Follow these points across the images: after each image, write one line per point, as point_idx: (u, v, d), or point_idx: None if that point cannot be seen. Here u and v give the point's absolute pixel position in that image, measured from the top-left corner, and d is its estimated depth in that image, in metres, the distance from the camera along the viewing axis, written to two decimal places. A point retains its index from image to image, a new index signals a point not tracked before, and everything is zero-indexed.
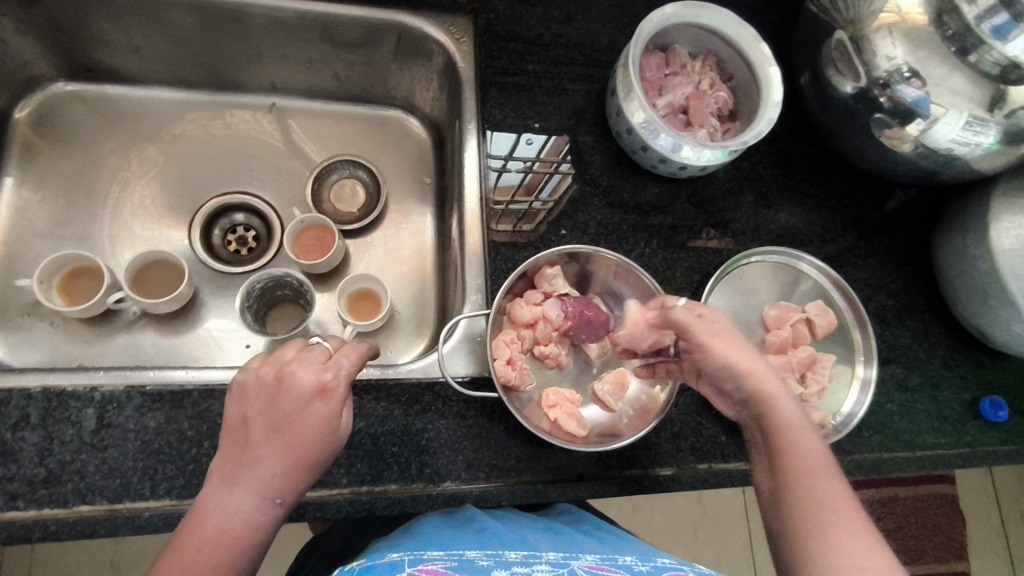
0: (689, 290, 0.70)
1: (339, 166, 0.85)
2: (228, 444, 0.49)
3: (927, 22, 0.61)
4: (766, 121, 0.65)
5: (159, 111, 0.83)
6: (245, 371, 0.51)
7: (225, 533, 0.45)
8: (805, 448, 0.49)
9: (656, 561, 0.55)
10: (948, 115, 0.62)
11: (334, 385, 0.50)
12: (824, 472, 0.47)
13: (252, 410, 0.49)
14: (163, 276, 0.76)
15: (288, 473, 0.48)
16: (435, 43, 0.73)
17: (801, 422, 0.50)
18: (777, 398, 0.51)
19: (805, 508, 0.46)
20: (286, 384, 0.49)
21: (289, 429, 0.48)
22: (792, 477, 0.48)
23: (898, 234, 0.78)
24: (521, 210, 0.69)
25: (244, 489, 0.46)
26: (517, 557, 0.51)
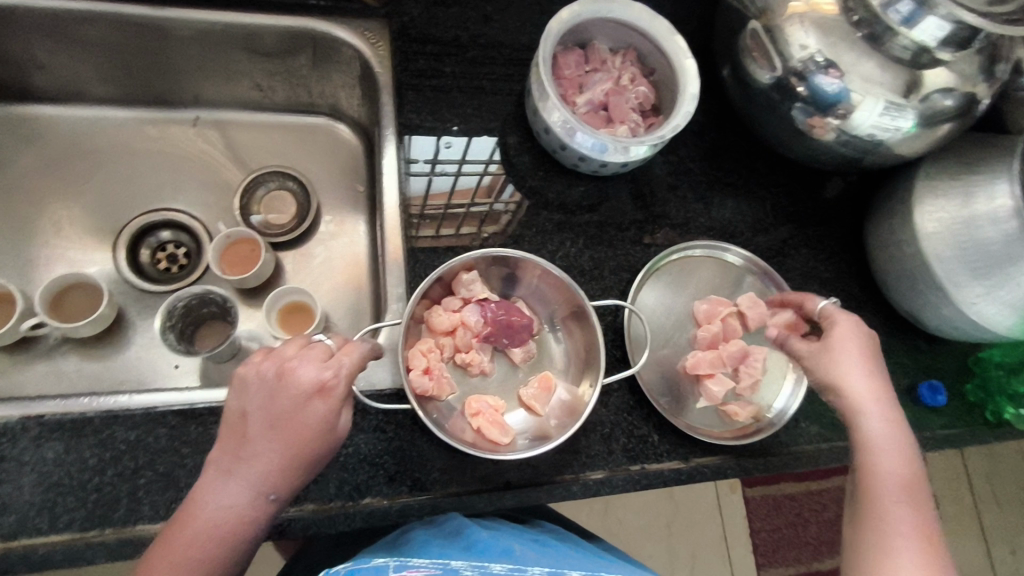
0: (618, 288, 0.69)
1: (267, 178, 0.83)
2: (227, 436, 0.49)
3: (836, 12, 0.61)
4: (683, 114, 0.64)
5: (77, 129, 0.81)
6: (248, 364, 0.49)
7: (219, 526, 0.46)
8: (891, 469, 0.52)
9: None
10: (865, 102, 0.62)
11: (333, 384, 0.49)
12: (905, 497, 0.51)
13: (252, 404, 0.48)
14: (84, 298, 0.73)
15: (283, 471, 0.47)
16: (351, 49, 0.72)
17: (892, 444, 0.53)
18: (872, 418, 0.54)
19: (877, 524, 0.50)
20: (286, 381, 0.48)
21: (286, 427, 0.47)
22: (871, 495, 0.52)
23: (830, 221, 0.78)
24: (484, 212, 0.69)
25: (240, 484, 0.47)
26: (502, 571, 0.52)
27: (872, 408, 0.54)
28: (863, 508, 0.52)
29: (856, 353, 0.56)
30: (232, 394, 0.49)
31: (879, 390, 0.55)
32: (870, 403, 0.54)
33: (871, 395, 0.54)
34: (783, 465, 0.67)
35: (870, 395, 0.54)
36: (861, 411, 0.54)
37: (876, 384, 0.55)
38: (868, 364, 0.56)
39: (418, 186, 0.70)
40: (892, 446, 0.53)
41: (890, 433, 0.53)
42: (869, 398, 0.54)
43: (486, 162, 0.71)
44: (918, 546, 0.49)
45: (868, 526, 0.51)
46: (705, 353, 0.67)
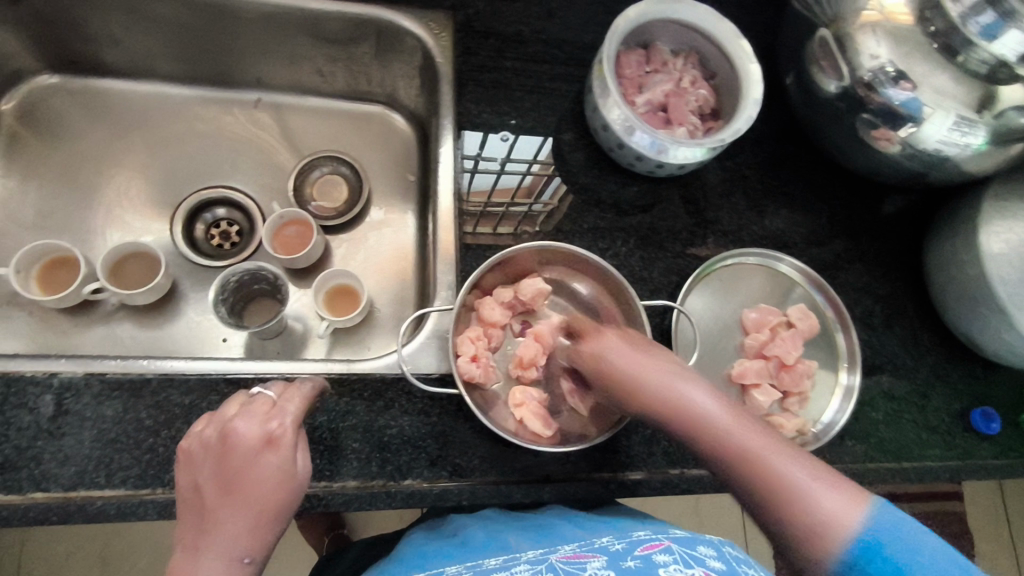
0: (666, 290, 0.68)
1: (321, 162, 0.85)
2: (186, 516, 0.47)
3: (912, 22, 0.60)
4: (745, 119, 0.64)
5: (144, 105, 0.83)
6: (190, 438, 0.49)
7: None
8: (737, 430, 0.46)
9: (632, 535, 0.53)
10: (936, 116, 0.60)
11: (281, 433, 0.49)
12: (773, 445, 0.45)
13: (202, 475, 0.48)
14: (141, 268, 0.76)
15: (253, 530, 0.46)
16: (414, 38, 0.73)
17: (721, 407, 0.47)
18: (692, 393, 0.48)
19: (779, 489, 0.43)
20: (231, 443, 0.48)
21: (242, 487, 0.46)
22: (747, 470, 0.45)
23: (888, 236, 0.76)
24: (521, 213, 0.69)
25: (211, 555, 0.44)
26: (497, 563, 0.51)
27: (686, 385, 0.48)
28: (753, 487, 0.44)
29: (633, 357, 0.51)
30: (180, 472, 0.49)
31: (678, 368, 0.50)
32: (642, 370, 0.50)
33: (661, 376, 0.49)
34: None
35: (662, 377, 0.49)
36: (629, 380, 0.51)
37: (656, 360, 0.50)
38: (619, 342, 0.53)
39: (477, 182, 0.72)
40: (725, 413, 0.47)
41: (706, 402, 0.47)
42: (666, 381, 0.49)
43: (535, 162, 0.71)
44: (820, 480, 0.43)
45: (770, 495, 0.43)
46: (754, 362, 0.66)
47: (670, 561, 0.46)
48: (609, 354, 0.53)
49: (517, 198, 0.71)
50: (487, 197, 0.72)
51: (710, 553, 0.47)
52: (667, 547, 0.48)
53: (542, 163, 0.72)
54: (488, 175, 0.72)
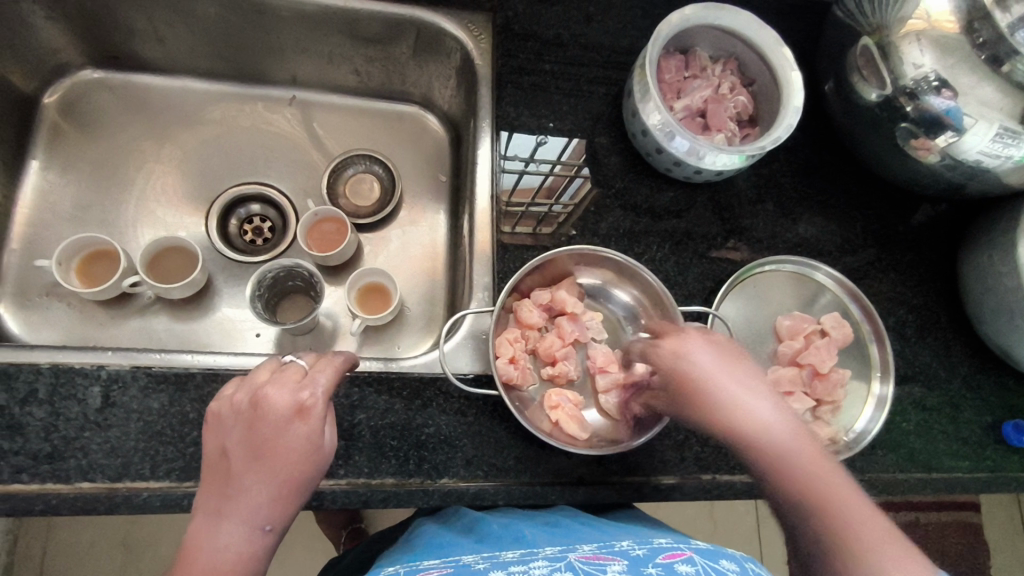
0: (700, 296, 0.69)
1: (355, 160, 0.85)
2: (209, 477, 0.47)
3: (958, 31, 0.59)
4: (785, 126, 0.64)
5: (181, 100, 0.84)
6: (221, 400, 0.49)
7: (219, 569, 0.43)
8: (812, 469, 0.44)
9: (654, 543, 0.52)
10: (978, 127, 0.59)
11: (312, 404, 0.49)
12: (849, 493, 0.44)
13: (231, 440, 0.48)
14: (178, 262, 0.77)
15: (276, 499, 0.46)
16: (454, 40, 0.74)
17: (799, 441, 0.45)
18: (770, 420, 0.46)
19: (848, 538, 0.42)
20: (262, 409, 0.48)
21: (269, 456, 0.46)
22: (819, 512, 0.43)
23: (921, 247, 0.75)
24: (541, 213, 0.69)
25: (234, 521, 0.45)
26: (514, 557, 0.50)
27: (767, 410, 0.46)
28: (819, 528, 0.43)
29: (710, 369, 0.48)
30: (209, 433, 0.49)
31: (756, 385, 0.48)
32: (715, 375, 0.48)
33: (736, 389, 0.47)
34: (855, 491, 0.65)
35: (744, 400, 0.47)
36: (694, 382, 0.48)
37: (735, 373, 0.48)
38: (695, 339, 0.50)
39: (522, 182, 0.70)
40: (803, 447, 0.45)
41: (784, 432, 0.45)
42: (745, 400, 0.47)
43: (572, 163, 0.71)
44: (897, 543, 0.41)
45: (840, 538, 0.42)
46: (787, 370, 0.66)
47: (692, 572, 0.44)
48: (682, 360, 0.49)
49: (555, 198, 0.69)
50: (532, 196, 0.70)
51: (734, 568, 0.45)
52: (690, 557, 0.46)
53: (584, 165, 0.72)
54: (535, 176, 0.70)
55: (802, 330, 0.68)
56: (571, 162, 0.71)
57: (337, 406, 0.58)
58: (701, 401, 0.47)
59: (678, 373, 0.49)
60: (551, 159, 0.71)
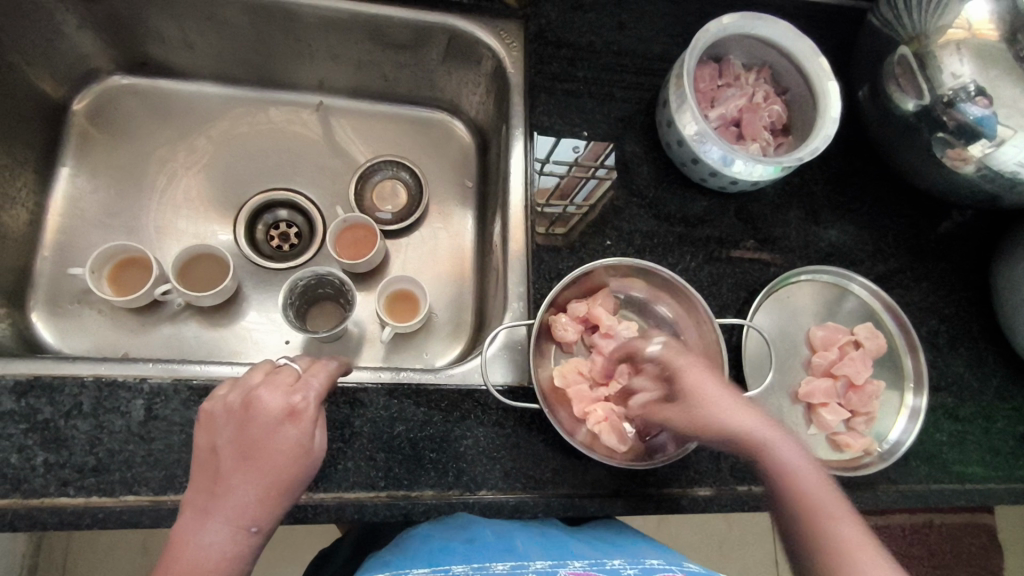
0: (734, 306, 0.69)
1: (382, 166, 0.85)
2: (198, 475, 0.47)
3: (999, 39, 0.58)
4: (822, 137, 0.63)
5: (206, 106, 0.84)
6: (213, 399, 0.49)
7: (202, 568, 0.43)
8: (811, 490, 0.48)
9: (646, 563, 0.53)
10: (1017, 137, 0.59)
11: (304, 407, 0.49)
12: (845, 512, 0.47)
13: (220, 439, 0.48)
14: (208, 269, 0.77)
15: (263, 501, 0.46)
16: (486, 48, 0.74)
17: (804, 465, 0.49)
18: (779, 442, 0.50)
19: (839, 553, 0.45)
20: (253, 411, 0.48)
21: (256, 458, 0.46)
22: (810, 528, 0.46)
23: (953, 257, 0.75)
24: (555, 214, 0.69)
25: (219, 520, 0.45)
26: (505, 569, 0.51)
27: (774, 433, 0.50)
28: (810, 543, 0.46)
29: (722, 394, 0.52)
30: (199, 431, 0.48)
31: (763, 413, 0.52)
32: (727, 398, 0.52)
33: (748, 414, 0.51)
34: (889, 502, 0.65)
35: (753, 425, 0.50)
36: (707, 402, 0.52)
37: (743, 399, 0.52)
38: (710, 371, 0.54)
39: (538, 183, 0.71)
40: (805, 473, 0.48)
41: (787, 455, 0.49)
42: (754, 421, 0.50)
43: (596, 165, 0.71)
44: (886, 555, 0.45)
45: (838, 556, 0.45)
46: (821, 381, 0.66)
47: None
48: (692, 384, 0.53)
49: (569, 200, 0.70)
50: (548, 197, 0.70)
51: None
52: None
53: (603, 166, 0.71)
54: (552, 177, 0.71)
55: (834, 339, 0.68)
56: (587, 163, 0.71)
57: (378, 418, 0.58)
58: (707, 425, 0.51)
59: (690, 393, 0.52)
60: (569, 160, 0.71)
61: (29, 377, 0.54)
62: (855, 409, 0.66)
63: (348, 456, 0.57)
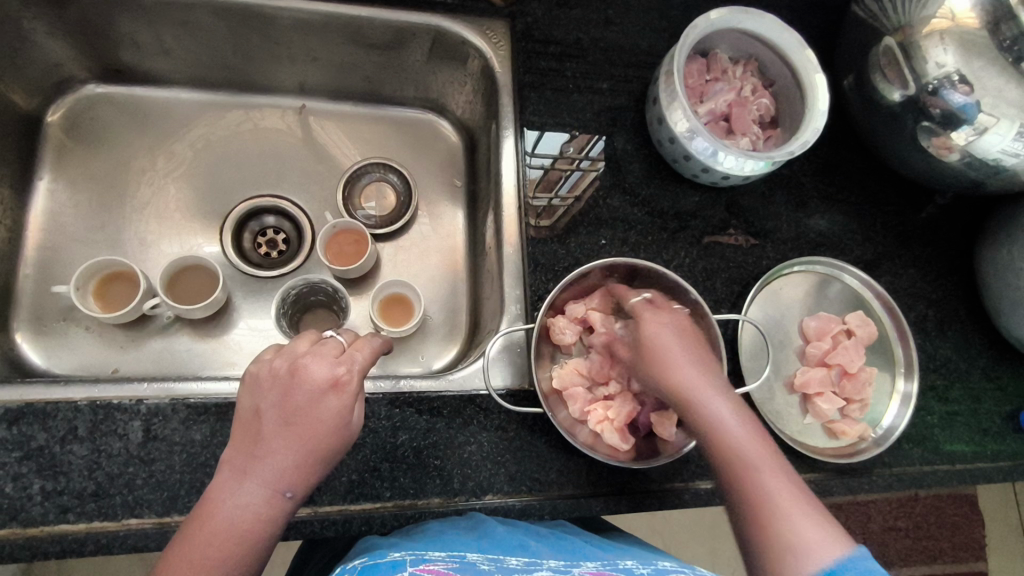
0: (728, 300, 0.69)
1: (370, 169, 0.84)
2: (238, 435, 0.46)
3: (980, 27, 0.58)
4: (812, 130, 0.64)
5: (186, 112, 0.83)
6: (259, 363, 0.48)
7: (238, 527, 0.42)
8: (749, 445, 0.47)
9: (657, 564, 0.53)
10: (999, 126, 0.59)
11: (347, 380, 0.48)
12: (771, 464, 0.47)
13: (264, 403, 0.46)
14: (197, 282, 0.76)
15: (302, 467, 0.45)
16: (472, 48, 0.73)
17: (732, 423, 0.48)
18: (717, 400, 0.49)
19: (761, 501, 0.45)
20: (299, 378, 0.46)
21: (300, 423, 0.45)
22: (741, 478, 0.46)
23: (938, 242, 0.77)
24: (541, 206, 0.69)
25: (257, 483, 0.43)
26: (519, 564, 0.50)
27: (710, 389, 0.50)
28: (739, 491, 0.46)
29: (673, 342, 0.52)
30: (244, 394, 0.47)
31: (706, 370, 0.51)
32: (668, 348, 0.52)
33: (691, 370, 0.50)
34: (883, 485, 0.67)
35: (696, 377, 0.50)
36: (653, 348, 0.52)
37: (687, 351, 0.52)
38: (666, 320, 0.54)
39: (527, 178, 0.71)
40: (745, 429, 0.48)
41: (722, 410, 0.49)
42: (692, 373, 0.50)
43: (581, 156, 0.71)
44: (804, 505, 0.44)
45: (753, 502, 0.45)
46: (817, 370, 0.67)
47: None
48: (651, 331, 0.53)
49: (555, 191, 0.70)
50: (534, 190, 0.70)
51: None
52: None
53: (589, 159, 0.71)
54: (539, 169, 0.70)
55: (834, 330, 0.69)
56: (574, 155, 0.71)
57: (381, 429, 0.58)
58: (657, 367, 0.52)
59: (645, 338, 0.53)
60: (555, 152, 0.71)
61: (21, 404, 0.53)
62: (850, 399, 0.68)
63: (352, 468, 0.56)
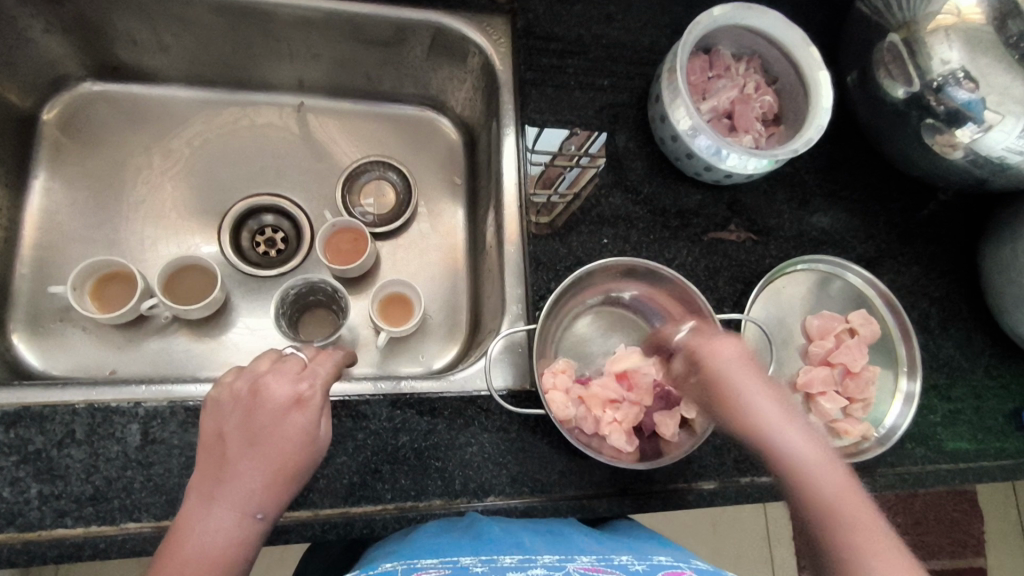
0: (731, 299, 0.69)
1: (369, 167, 0.83)
2: (203, 462, 0.46)
3: (984, 22, 0.58)
4: (816, 127, 0.63)
5: (183, 110, 0.82)
6: (220, 387, 0.48)
7: (208, 554, 0.42)
8: (831, 483, 0.46)
9: (653, 559, 0.52)
10: (1004, 123, 0.58)
11: (310, 395, 0.48)
12: (858, 504, 0.45)
13: (228, 425, 0.47)
14: (195, 281, 0.75)
15: (270, 487, 0.45)
16: (473, 45, 0.72)
17: (813, 459, 0.47)
18: (795, 438, 0.48)
19: (849, 546, 0.44)
20: (260, 399, 0.47)
21: (266, 442, 0.45)
22: (825, 516, 0.45)
23: (942, 240, 0.76)
24: (541, 203, 0.68)
25: (226, 506, 0.43)
26: (513, 563, 0.48)
27: (786, 424, 0.49)
28: (821, 528, 0.45)
29: (743, 375, 0.51)
30: (207, 418, 0.47)
31: (781, 405, 0.50)
32: (742, 380, 0.51)
33: (763, 404, 0.50)
34: (886, 485, 0.67)
35: (767, 410, 0.50)
36: (721, 377, 0.52)
37: (758, 383, 0.51)
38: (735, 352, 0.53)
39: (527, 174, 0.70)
40: (828, 470, 0.47)
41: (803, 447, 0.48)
42: (763, 407, 0.50)
43: (580, 153, 0.70)
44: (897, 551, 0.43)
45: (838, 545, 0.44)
46: (819, 370, 0.67)
47: None
48: (719, 359, 0.52)
49: (554, 188, 0.69)
50: (534, 186, 0.69)
51: None
52: None
53: (588, 155, 0.70)
54: (538, 165, 0.70)
55: (832, 329, 0.69)
56: (573, 152, 0.70)
57: (381, 430, 0.57)
58: (730, 405, 0.51)
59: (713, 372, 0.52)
60: (554, 149, 0.70)
61: (17, 407, 0.52)
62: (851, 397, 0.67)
63: (353, 469, 0.56)
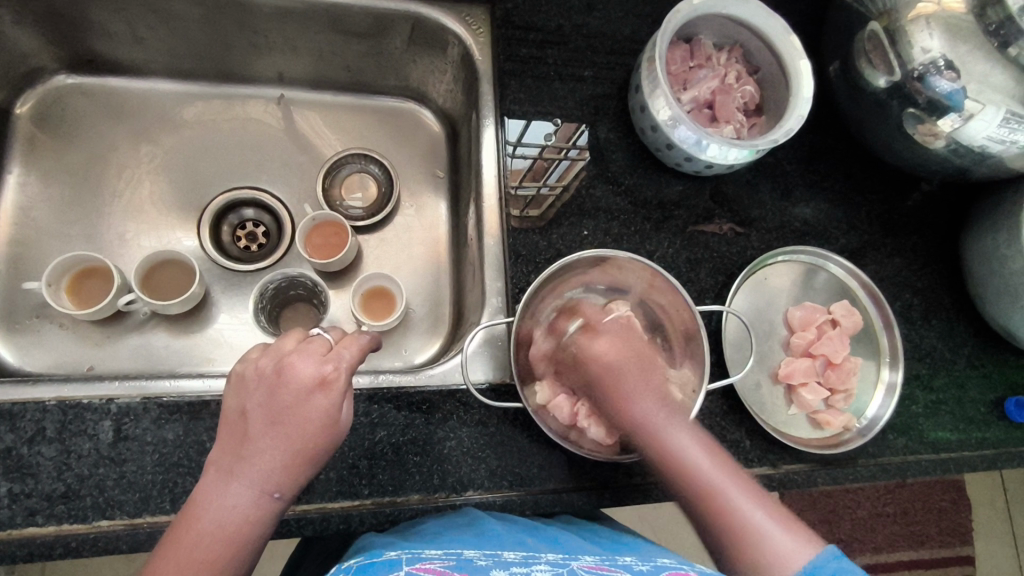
0: (713, 291, 0.69)
1: (350, 160, 0.82)
2: (225, 437, 0.45)
3: (966, 11, 0.58)
4: (796, 117, 0.63)
5: (161, 103, 0.81)
6: (244, 362, 0.47)
7: (225, 529, 0.42)
8: (714, 473, 0.50)
9: (657, 560, 0.51)
10: (984, 112, 0.58)
11: (335, 377, 0.46)
12: (742, 486, 0.49)
13: (252, 402, 0.45)
14: (174, 277, 0.74)
15: (290, 468, 0.44)
16: (452, 35, 0.71)
17: (697, 450, 0.51)
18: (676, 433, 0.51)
19: (740, 530, 0.47)
20: (285, 377, 0.45)
21: (288, 423, 0.44)
22: (713, 504, 0.49)
23: (925, 230, 0.76)
24: (529, 197, 0.68)
25: (244, 484, 0.43)
26: (515, 558, 0.48)
27: (669, 425, 0.52)
28: (707, 516, 0.49)
29: (625, 376, 0.54)
30: (231, 393, 0.46)
31: (662, 402, 0.53)
32: (625, 383, 0.53)
33: (646, 407, 0.52)
34: (867, 476, 0.67)
35: (650, 408, 0.52)
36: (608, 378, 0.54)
37: (641, 384, 0.53)
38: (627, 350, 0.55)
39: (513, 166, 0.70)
40: (711, 463, 0.50)
41: (686, 445, 0.51)
42: (646, 406, 0.52)
43: (566, 146, 0.70)
44: (782, 525, 0.47)
45: (729, 531, 0.47)
46: (800, 361, 0.67)
47: None
48: (601, 362, 0.55)
49: (543, 180, 0.69)
50: (522, 179, 0.69)
51: None
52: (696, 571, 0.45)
53: (576, 148, 0.70)
54: (525, 159, 0.70)
55: (814, 320, 0.69)
56: (559, 145, 0.70)
57: (358, 425, 0.57)
58: (621, 407, 0.53)
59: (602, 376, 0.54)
60: (541, 142, 0.70)
61: None
62: (834, 386, 0.67)
63: (329, 465, 0.55)
